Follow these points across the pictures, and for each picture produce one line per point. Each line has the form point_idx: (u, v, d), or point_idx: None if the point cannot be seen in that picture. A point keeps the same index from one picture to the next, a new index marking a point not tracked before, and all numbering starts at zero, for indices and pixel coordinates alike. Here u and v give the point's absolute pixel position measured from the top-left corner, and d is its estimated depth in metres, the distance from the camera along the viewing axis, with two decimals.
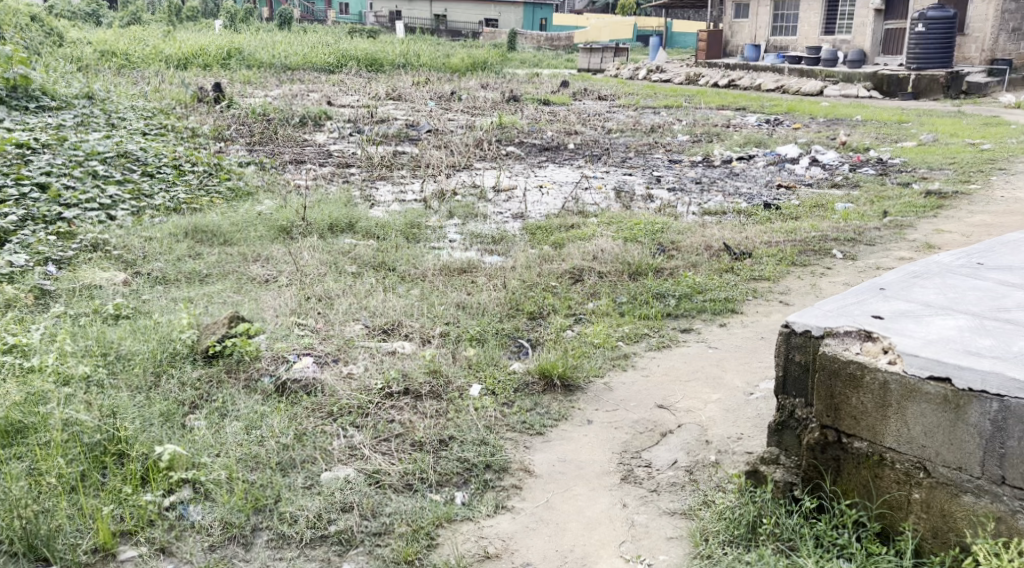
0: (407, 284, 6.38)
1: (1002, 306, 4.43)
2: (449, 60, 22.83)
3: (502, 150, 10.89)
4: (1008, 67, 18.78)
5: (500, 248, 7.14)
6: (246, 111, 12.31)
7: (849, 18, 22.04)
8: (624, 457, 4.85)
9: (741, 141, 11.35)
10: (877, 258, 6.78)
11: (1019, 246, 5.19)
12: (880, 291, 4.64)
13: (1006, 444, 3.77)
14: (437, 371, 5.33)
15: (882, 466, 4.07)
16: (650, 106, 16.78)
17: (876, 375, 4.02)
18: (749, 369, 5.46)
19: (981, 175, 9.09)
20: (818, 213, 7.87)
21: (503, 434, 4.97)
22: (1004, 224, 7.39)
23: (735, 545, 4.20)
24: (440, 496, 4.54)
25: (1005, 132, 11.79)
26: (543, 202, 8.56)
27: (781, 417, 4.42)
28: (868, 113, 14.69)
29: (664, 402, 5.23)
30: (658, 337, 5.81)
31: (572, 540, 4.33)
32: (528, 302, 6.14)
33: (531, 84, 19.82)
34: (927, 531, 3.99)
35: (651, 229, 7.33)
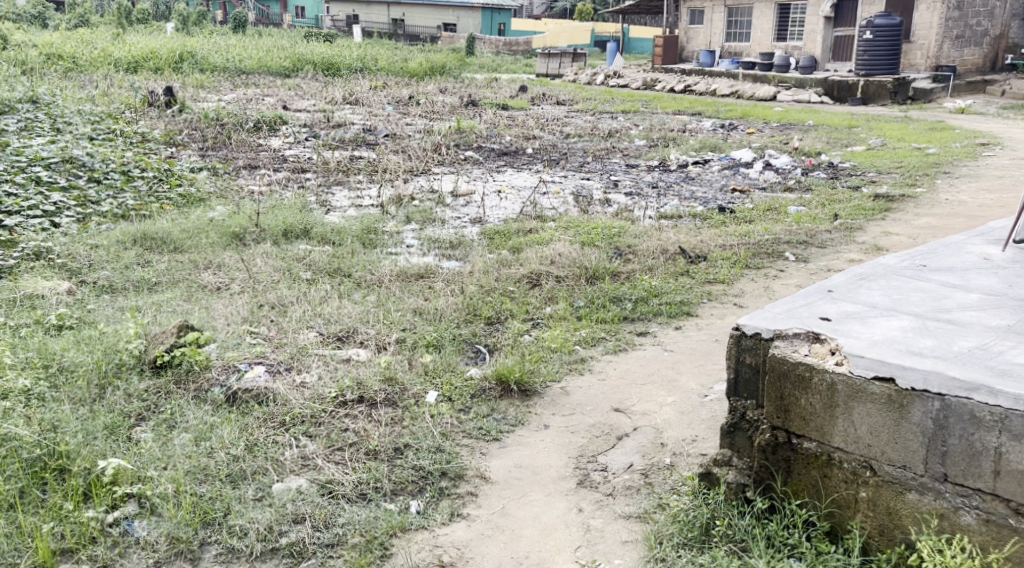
0: (363, 291, 6.35)
1: (944, 306, 4.52)
2: (406, 64, 22.76)
3: (460, 154, 10.88)
4: (952, 74, 18.96)
5: (457, 253, 7.13)
6: (199, 115, 12.18)
7: (800, 25, 22.29)
8: (581, 461, 4.87)
9: (697, 145, 11.41)
10: (828, 261, 6.85)
11: (962, 247, 5.28)
12: (827, 293, 4.71)
13: (947, 442, 3.83)
14: (391, 379, 5.32)
15: (831, 466, 4.13)
16: (608, 110, 16.85)
17: (823, 376, 4.08)
18: (704, 371, 5.50)
19: (926, 178, 9.23)
20: (771, 216, 7.95)
21: (458, 441, 4.97)
22: (949, 226, 7.50)
23: (689, 547, 4.23)
24: (395, 505, 4.53)
25: (949, 137, 12.00)
26: (502, 207, 8.56)
27: (733, 419, 4.47)
28: (820, 119, 14.85)
29: (620, 405, 5.25)
30: (615, 341, 5.83)
31: (528, 546, 4.33)
32: (485, 307, 6.13)
33: (489, 89, 19.82)
34: (874, 529, 4.05)
35: (608, 233, 7.36)
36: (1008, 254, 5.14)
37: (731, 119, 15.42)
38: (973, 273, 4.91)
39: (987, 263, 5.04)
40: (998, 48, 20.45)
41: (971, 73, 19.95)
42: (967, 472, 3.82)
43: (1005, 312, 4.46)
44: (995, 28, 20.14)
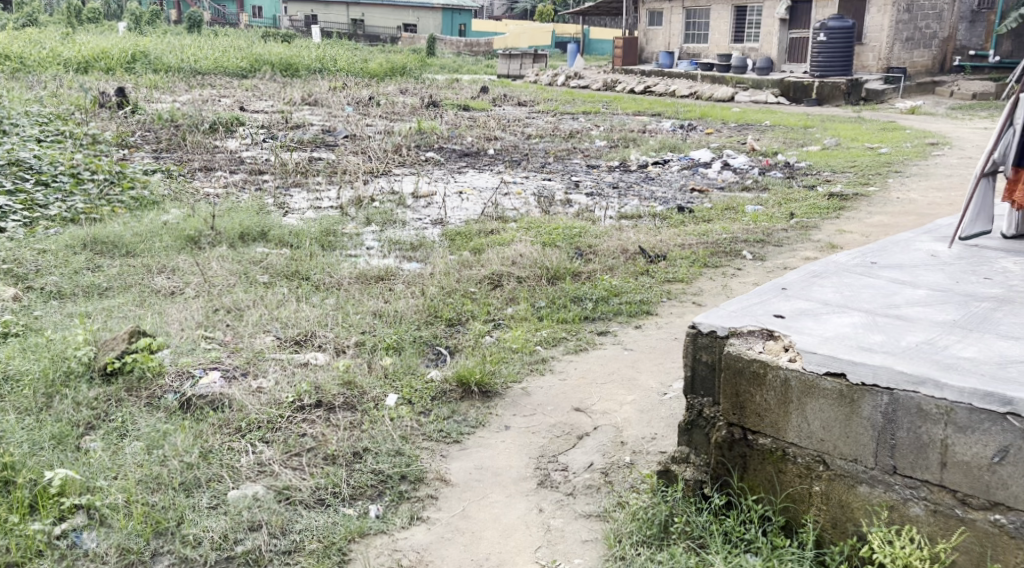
0: (322, 293, 6.31)
1: (893, 301, 4.66)
2: (366, 64, 22.65)
3: (421, 156, 10.85)
4: (903, 74, 19.31)
5: (418, 254, 7.10)
6: (152, 117, 12.03)
7: (755, 27, 22.46)
8: (542, 462, 4.90)
9: (657, 145, 11.46)
10: (785, 259, 6.91)
11: (910, 245, 5.25)
12: (782, 290, 4.85)
13: (896, 435, 3.97)
14: (350, 383, 5.29)
15: (786, 461, 4.28)
16: (570, 111, 16.87)
17: (777, 373, 4.23)
18: (664, 369, 5.52)
19: (879, 177, 9.33)
20: (728, 215, 8.00)
21: (419, 444, 4.98)
22: (901, 224, 7.59)
23: (648, 545, 4.30)
24: (353, 510, 4.55)
25: (900, 137, 12.15)
26: (463, 208, 8.54)
27: (691, 416, 4.59)
28: (777, 118, 14.99)
29: (581, 404, 5.26)
30: (576, 340, 5.83)
31: (487, 548, 4.37)
32: (447, 308, 6.11)
33: (450, 90, 19.76)
34: (827, 522, 4.20)
35: (569, 233, 7.36)
36: (955, 252, 5.13)
37: (692, 119, 15.51)
38: (921, 269, 4.96)
39: (934, 260, 5.05)
40: (946, 51, 20.71)
41: (922, 75, 20.26)
42: (915, 465, 3.96)
43: (951, 307, 4.58)
44: (944, 31, 20.41)
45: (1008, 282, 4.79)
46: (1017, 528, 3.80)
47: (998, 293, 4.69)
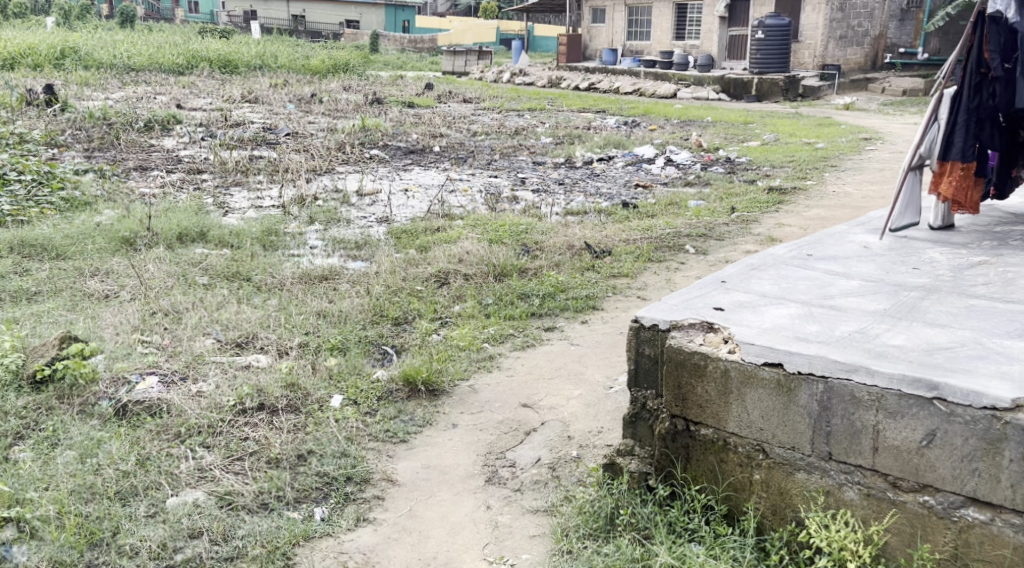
0: (264, 294, 6.20)
1: (828, 293, 4.82)
2: (309, 61, 22.34)
3: (365, 153, 10.76)
4: (837, 72, 19.89)
5: (364, 253, 7.04)
6: (83, 115, 11.67)
7: (696, 24, 22.97)
8: (489, 458, 4.91)
9: (601, 142, 11.61)
10: (727, 252, 7.04)
11: (844, 237, 5.47)
12: (721, 283, 4.98)
13: (831, 422, 4.10)
14: (294, 385, 5.23)
15: (727, 450, 4.40)
16: (515, 108, 16.93)
17: (717, 364, 4.35)
18: (609, 364, 5.57)
19: (816, 172, 9.60)
20: (672, 210, 8.13)
21: (364, 444, 4.94)
22: (837, 217, 7.82)
23: (595, 538, 4.36)
24: (298, 513, 4.48)
25: (836, 132, 12.51)
26: (409, 205, 8.50)
27: (635, 409, 4.75)
28: (719, 115, 15.31)
29: (528, 401, 5.28)
30: (523, 337, 5.85)
31: (435, 547, 4.36)
32: (392, 307, 6.07)
33: (395, 87, 19.62)
34: (767, 509, 4.32)
35: (516, 230, 7.38)
36: (885, 244, 5.33)
37: (634, 116, 15.72)
38: (853, 261, 5.15)
39: (867, 251, 5.26)
40: (878, 47, 21.08)
41: (855, 73, 20.70)
42: (849, 450, 4.08)
43: (882, 298, 4.75)
44: (875, 29, 20.82)
45: (935, 271, 5.00)
46: (945, 509, 3.93)
47: (926, 282, 4.89)
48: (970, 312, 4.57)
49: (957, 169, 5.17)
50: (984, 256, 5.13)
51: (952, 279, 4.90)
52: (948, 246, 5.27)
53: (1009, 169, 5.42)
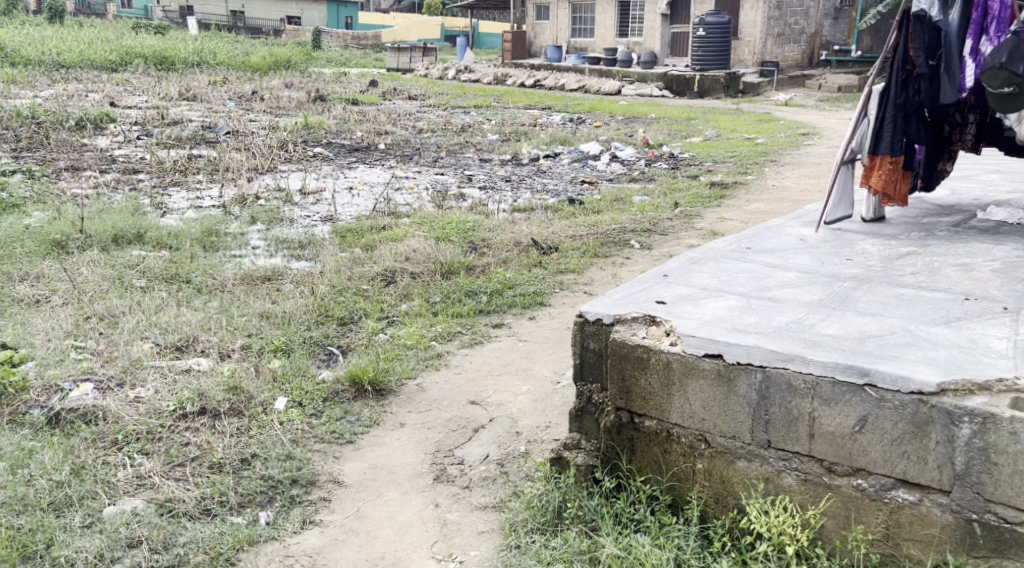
0: (204, 297, 6.07)
1: (765, 285, 4.95)
2: (249, 59, 21.85)
3: (308, 151, 10.62)
4: (776, 69, 20.04)
5: (307, 253, 6.94)
6: (10, 114, 11.28)
7: (640, 22, 23.09)
8: (437, 457, 4.91)
9: (548, 139, 11.67)
10: (671, 246, 7.12)
11: (782, 230, 5.63)
12: (663, 276, 5.08)
13: (770, 411, 4.21)
14: (236, 388, 5.15)
15: (670, 441, 4.49)
16: (460, 105, 16.90)
17: (660, 356, 4.44)
18: (557, 359, 5.60)
19: (756, 167, 9.80)
20: (618, 206, 8.22)
21: (310, 447, 4.89)
22: (776, 211, 7.99)
23: (543, 531, 4.39)
24: (242, 518, 4.41)
25: (776, 128, 12.76)
26: (354, 203, 8.43)
27: (581, 403, 4.78)
28: (662, 111, 15.51)
29: (476, 398, 5.29)
30: (471, 334, 5.85)
31: (383, 547, 4.34)
32: (337, 307, 6.01)
33: (337, 84, 19.42)
34: (710, 497, 4.42)
35: (463, 228, 7.36)
36: (821, 236, 5.51)
37: (579, 112, 15.80)
38: (790, 253, 5.30)
39: (803, 243, 5.42)
40: (814, 44, 21.54)
41: (793, 69, 21.25)
42: (787, 438, 4.19)
43: (817, 288, 4.90)
44: (811, 27, 21.32)
45: (867, 262, 5.18)
46: (877, 491, 4.04)
47: (859, 273, 5.06)
48: (899, 301, 4.73)
49: (886, 163, 5.40)
50: (912, 247, 5.34)
51: (882, 270, 5.08)
52: (879, 237, 5.47)
53: (934, 162, 5.69)
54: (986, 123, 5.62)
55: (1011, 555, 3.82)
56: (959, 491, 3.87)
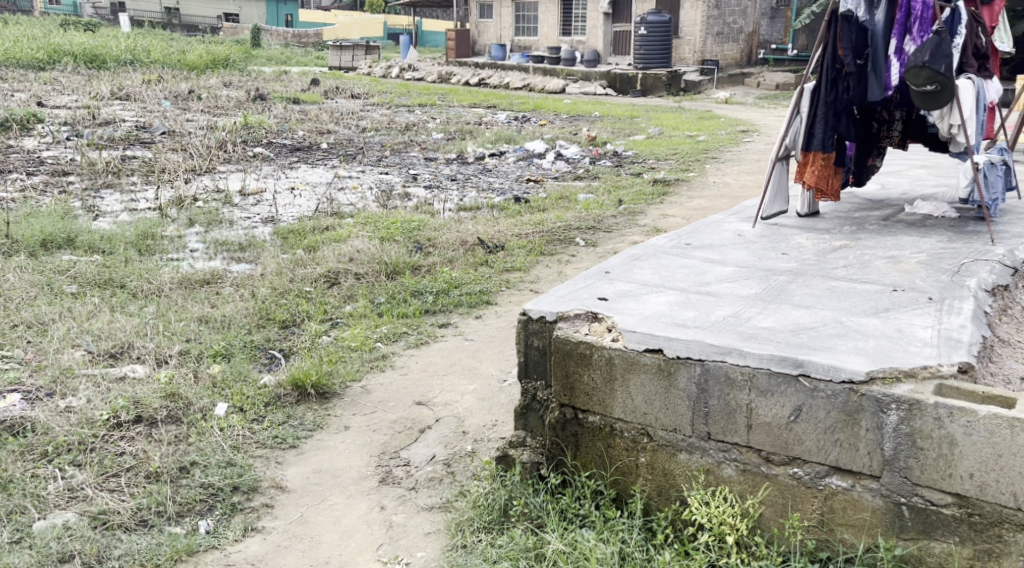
0: (140, 301, 5.92)
1: (704, 280, 5.04)
2: (184, 56, 21.21)
3: (247, 152, 10.41)
4: (716, 67, 19.97)
5: (248, 255, 6.81)
6: None
7: (582, 20, 22.59)
8: (383, 459, 4.86)
9: (492, 137, 11.66)
10: (616, 243, 7.17)
11: (720, 225, 5.77)
12: (605, 273, 5.14)
13: (709, 404, 4.27)
14: (174, 395, 5.02)
15: (614, 436, 4.53)
16: (404, 104, 16.76)
17: (602, 352, 4.47)
18: (503, 357, 5.60)
19: (698, 164, 9.94)
20: (562, 204, 8.24)
21: (252, 453, 4.80)
22: (717, 208, 8.12)
23: (490, 530, 4.38)
24: (180, 528, 4.30)
25: (717, 125, 12.95)
26: (296, 204, 8.30)
27: (525, 401, 4.78)
28: (606, 110, 15.59)
29: (422, 398, 5.26)
30: (417, 334, 5.82)
31: (327, 551, 4.28)
32: (279, 310, 5.92)
33: (277, 82, 19.12)
34: (652, 490, 4.47)
35: (408, 228, 7.30)
36: (757, 231, 5.65)
37: (525, 111, 15.78)
38: (728, 248, 5.42)
39: (740, 239, 5.55)
40: (751, 44, 21.77)
41: (733, 68, 21.34)
42: (726, 429, 4.26)
43: (754, 283, 5.01)
44: (748, 26, 21.46)
45: (802, 256, 5.32)
46: (811, 479, 4.13)
47: (793, 267, 5.19)
48: (832, 293, 4.87)
49: (818, 160, 5.57)
50: (844, 241, 5.50)
51: (817, 264, 5.22)
52: (813, 232, 5.63)
53: (863, 157, 5.89)
54: (912, 119, 5.81)
55: (938, 536, 3.93)
56: (889, 476, 3.97)
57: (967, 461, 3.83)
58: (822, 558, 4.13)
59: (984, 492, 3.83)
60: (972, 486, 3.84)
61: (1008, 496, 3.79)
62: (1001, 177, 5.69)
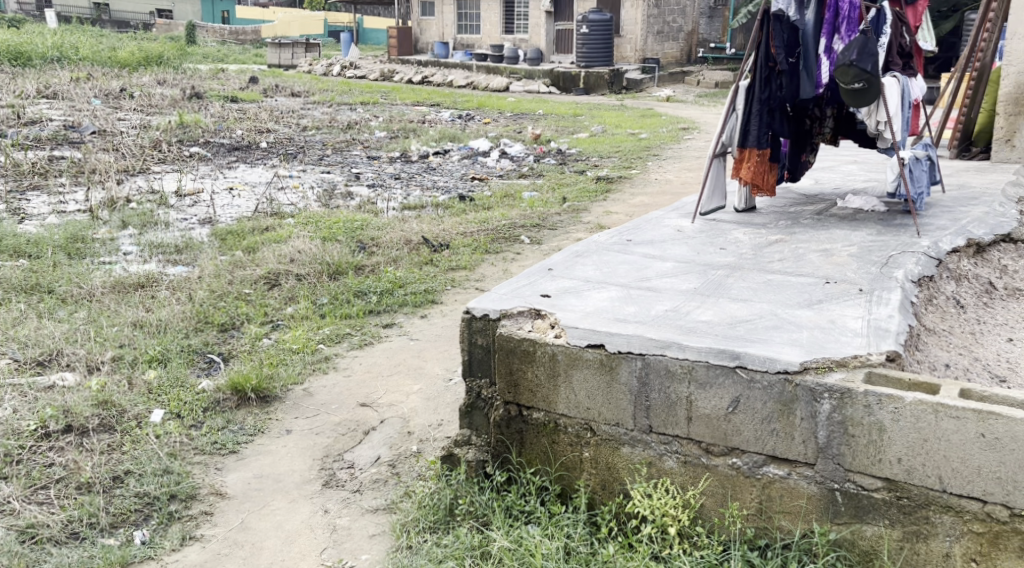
0: (69, 307, 5.74)
1: (645, 275, 5.08)
2: (114, 53, 20.53)
3: (183, 151, 10.13)
4: (657, 65, 20.34)
5: (184, 257, 6.64)
6: None
7: (525, 19, 22.51)
8: (326, 462, 4.79)
9: (436, 136, 11.56)
10: (560, 240, 7.18)
11: (660, 222, 5.85)
12: (547, 270, 5.14)
13: (650, 397, 4.27)
14: (106, 403, 4.87)
15: (557, 432, 4.51)
16: (346, 102, 16.52)
17: (545, 349, 4.44)
18: (449, 356, 5.56)
19: (640, 161, 10.03)
20: (507, 202, 8.22)
21: (189, 459, 4.68)
22: (659, 204, 8.19)
23: (435, 530, 4.31)
24: (114, 539, 4.17)
25: (658, 123, 13.07)
26: (234, 205, 8.12)
27: (471, 399, 4.75)
28: (549, 108, 15.61)
29: (366, 400, 5.19)
30: (361, 335, 5.74)
31: (270, 557, 4.19)
32: (217, 313, 5.79)
33: (215, 81, 18.64)
34: (597, 484, 4.46)
35: (350, 227, 7.20)
36: (696, 227, 5.75)
37: (468, 109, 15.69)
38: (668, 244, 5.49)
39: (680, 234, 5.64)
40: (691, 43, 21.91)
41: (672, 66, 21.49)
42: (667, 422, 4.26)
43: (693, 277, 5.07)
44: (688, 25, 21.60)
45: (739, 251, 5.41)
46: (750, 468, 4.15)
47: (731, 261, 5.27)
48: (768, 286, 4.95)
49: (754, 156, 5.74)
50: (780, 236, 5.62)
51: (753, 257, 5.31)
52: (750, 227, 5.74)
53: (799, 153, 6.04)
54: (842, 116, 5.98)
55: (869, 519, 3.96)
56: (823, 463, 4.00)
57: (896, 446, 3.86)
58: (761, 545, 4.14)
59: (911, 475, 3.87)
60: (901, 470, 3.88)
61: (934, 479, 3.84)
62: (926, 172, 5.87)
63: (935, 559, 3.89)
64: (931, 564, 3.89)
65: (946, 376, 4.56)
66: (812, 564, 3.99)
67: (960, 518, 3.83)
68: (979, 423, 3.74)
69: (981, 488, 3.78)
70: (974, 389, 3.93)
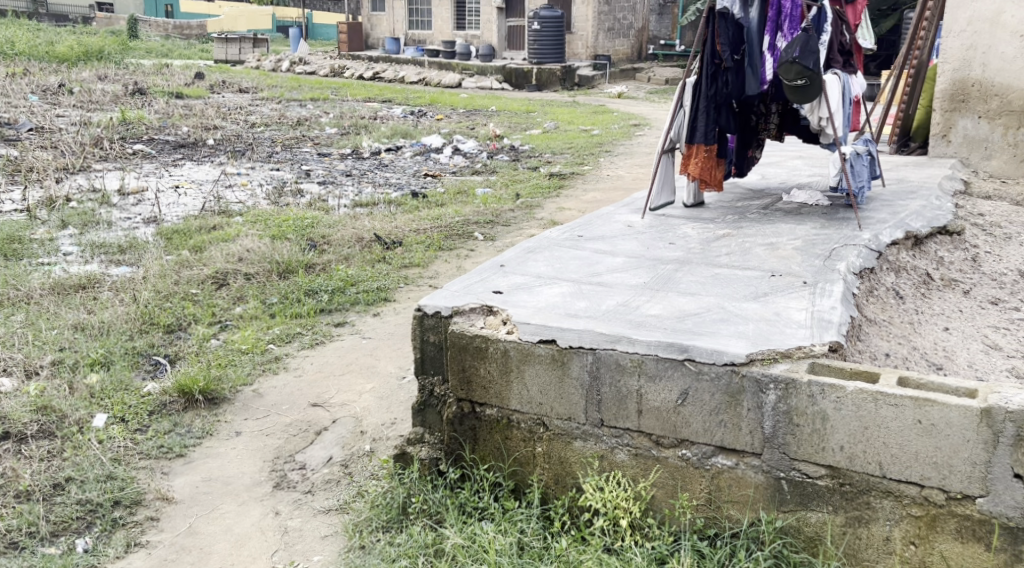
0: (6, 309, 5.56)
1: (596, 271, 5.09)
2: (53, 47, 19.93)
3: (126, 148, 9.88)
4: (609, 62, 20.64)
5: (128, 257, 6.47)
6: None
7: (476, 14, 22.42)
8: (277, 463, 4.71)
9: (388, 131, 11.41)
10: (513, 236, 7.16)
11: (611, 218, 5.88)
12: (499, 267, 5.13)
13: (602, 391, 4.26)
14: (46, 407, 4.73)
15: (510, 427, 4.49)
16: (294, 97, 16.30)
17: (498, 345, 4.42)
18: (401, 354, 5.51)
19: (592, 157, 10.07)
20: (461, 199, 8.18)
21: (134, 464, 4.55)
22: (610, 199, 8.23)
23: (388, 529, 4.26)
24: (56, 548, 4.04)
25: (610, 119, 13.14)
26: (180, 203, 7.94)
27: (423, 397, 4.69)
28: (500, 104, 15.57)
29: (318, 399, 5.12)
30: (312, 335, 5.66)
31: (220, 561, 4.10)
32: (163, 314, 5.66)
33: (158, 75, 18.22)
34: (550, 479, 4.45)
35: (301, 225, 7.10)
36: (646, 222, 5.79)
37: (419, 105, 15.58)
38: (619, 240, 5.51)
39: (630, 230, 5.67)
40: (642, 39, 22.12)
41: (623, 62, 21.58)
42: (618, 415, 4.26)
43: (643, 272, 5.09)
44: (638, 21, 21.73)
45: (688, 245, 5.45)
46: (699, 459, 4.16)
47: (680, 256, 5.31)
48: (715, 280, 4.99)
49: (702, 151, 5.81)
50: (727, 230, 5.68)
51: (701, 252, 5.35)
52: (698, 222, 5.80)
53: (744, 149, 6.16)
54: (786, 111, 6.04)
55: (814, 506, 4.01)
56: (769, 452, 4.04)
57: (838, 434, 3.91)
58: (710, 535, 4.16)
59: (853, 462, 3.92)
60: (843, 457, 3.92)
61: (875, 465, 3.88)
62: (866, 166, 5.97)
63: (876, 543, 3.94)
64: (873, 548, 3.95)
65: (886, 365, 4.68)
66: (760, 551, 4.02)
67: (899, 502, 3.88)
68: (916, 410, 3.79)
69: (918, 473, 3.83)
70: (912, 377, 3.99)
